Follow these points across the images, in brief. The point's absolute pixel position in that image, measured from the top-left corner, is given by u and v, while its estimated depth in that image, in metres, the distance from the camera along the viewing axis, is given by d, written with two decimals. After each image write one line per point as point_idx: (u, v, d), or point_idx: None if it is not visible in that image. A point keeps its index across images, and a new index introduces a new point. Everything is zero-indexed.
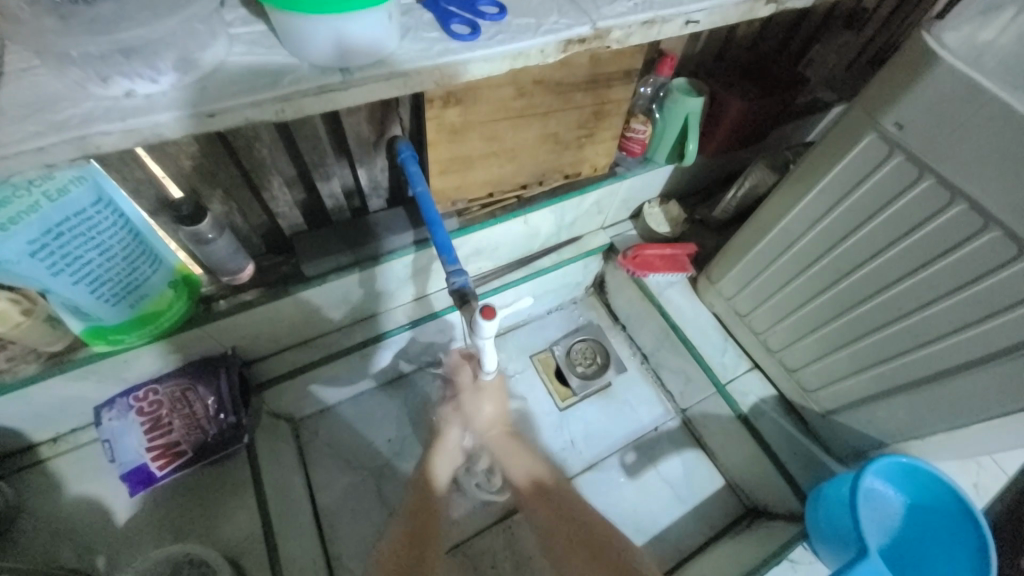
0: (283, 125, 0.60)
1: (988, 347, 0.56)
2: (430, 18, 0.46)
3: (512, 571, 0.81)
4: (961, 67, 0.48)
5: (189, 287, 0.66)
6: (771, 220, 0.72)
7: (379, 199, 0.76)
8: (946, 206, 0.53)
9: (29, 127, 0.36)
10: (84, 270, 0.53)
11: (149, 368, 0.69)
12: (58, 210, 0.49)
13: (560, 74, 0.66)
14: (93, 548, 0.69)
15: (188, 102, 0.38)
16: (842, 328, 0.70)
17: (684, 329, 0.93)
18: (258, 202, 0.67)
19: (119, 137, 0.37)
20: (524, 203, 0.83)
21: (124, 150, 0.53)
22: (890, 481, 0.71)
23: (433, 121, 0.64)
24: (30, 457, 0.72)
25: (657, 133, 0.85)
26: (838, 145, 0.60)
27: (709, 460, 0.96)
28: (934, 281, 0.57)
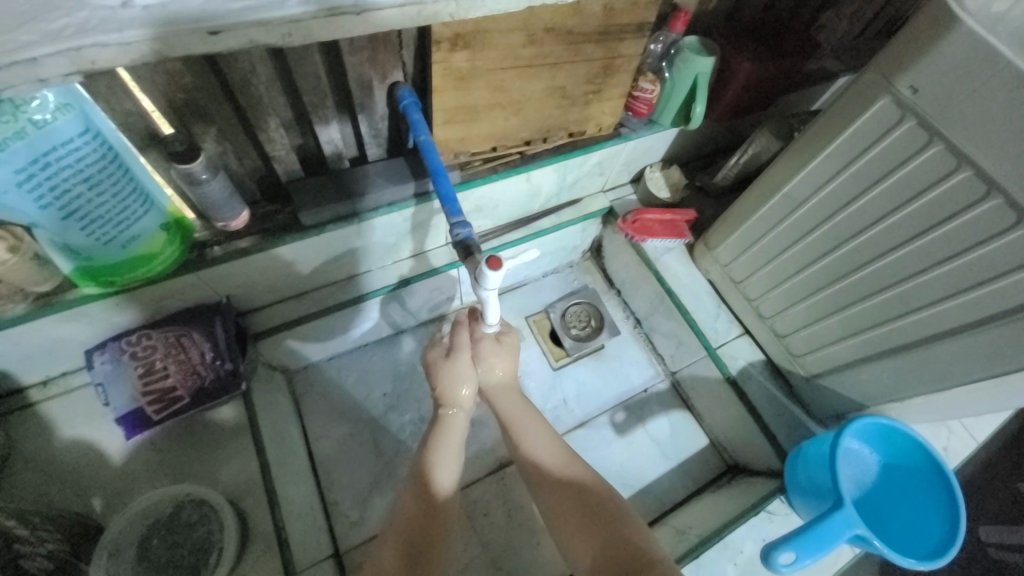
0: (282, 60, 0.56)
1: (975, 313, 0.58)
2: None
3: (504, 519, 0.84)
4: (983, 29, 0.47)
5: (182, 231, 0.64)
6: (775, 185, 0.72)
7: (379, 149, 0.74)
8: (952, 172, 0.53)
9: (22, 35, 0.34)
10: (73, 205, 0.51)
11: (142, 311, 0.67)
12: (43, 138, 0.46)
13: (572, 21, 0.64)
14: (90, 489, 0.69)
15: (189, 18, 0.36)
16: (836, 294, 0.71)
17: (679, 294, 0.94)
18: (253, 144, 0.64)
19: (116, 52, 0.36)
20: (526, 159, 0.82)
21: (110, 77, 0.50)
22: (867, 440, 0.74)
23: (440, 65, 0.62)
24: (20, 399, 0.70)
25: (665, 94, 0.83)
26: (851, 109, 0.60)
27: (695, 421, 1.00)
28: (932, 248, 0.58)
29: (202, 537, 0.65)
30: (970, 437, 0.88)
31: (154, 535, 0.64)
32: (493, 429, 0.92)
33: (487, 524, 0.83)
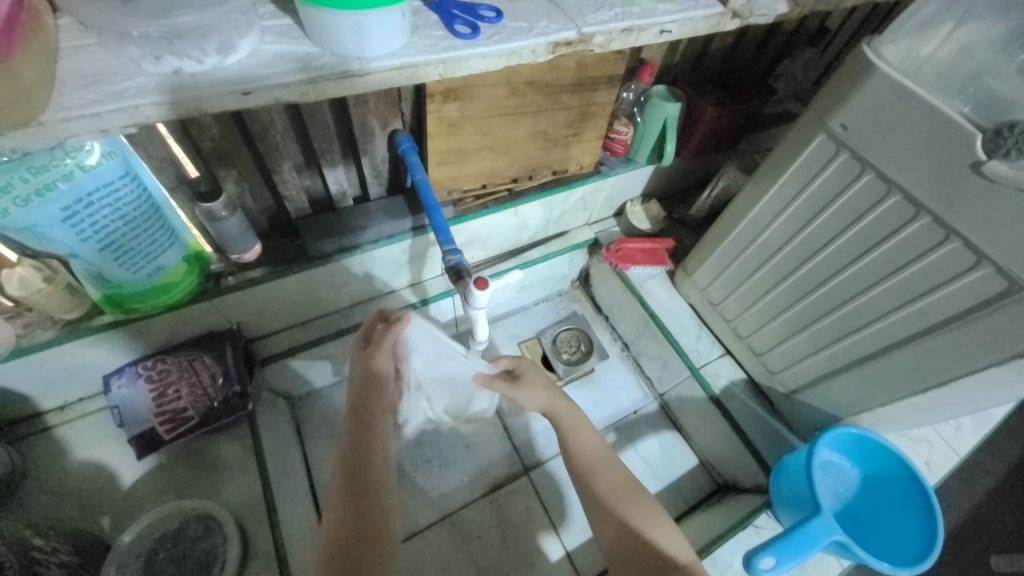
0: (296, 112, 0.65)
1: (923, 322, 0.63)
2: (435, 18, 0.52)
3: (498, 540, 0.85)
4: (893, 77, 0.56)
5: (200, 264, 0.70)
6: (739, 214, 0.80)
7: (379, 187, 0.82)
8: (884, 197, 0.61)
9: (90, 95, 0.41)
10: (110, 237, 0.58)
11: (160, 337, 0.72)
12: (89, 181, 0.53)
13: (549, 76, 0.73)
14: (96, 509, 0.72)
15: (225, 82, 0.44)
16: (801, 311, 0.77)
17: (661, 317, 1.00)
18: (267, 184, 0.72)
19: (165, 109, 0.43)
20: (514, 195, 0.90)
21: (150, 129, 0.58)
22: (846, 453, 0.78)
23: (434, 114, 0.70)
24: (36, 424, 0.74)
25: (638, 135, 0.92)
26: (797, 144, 0.68)
27: (684, 442, 1.02)
28: (877, 265, 0.64)
29: (205, 552, 0.68)
30: (952, 451, 0.92)
31: (161, 548, 0.67)
32: (487, 452, 0.94)
33: (481, 546, 0.84)
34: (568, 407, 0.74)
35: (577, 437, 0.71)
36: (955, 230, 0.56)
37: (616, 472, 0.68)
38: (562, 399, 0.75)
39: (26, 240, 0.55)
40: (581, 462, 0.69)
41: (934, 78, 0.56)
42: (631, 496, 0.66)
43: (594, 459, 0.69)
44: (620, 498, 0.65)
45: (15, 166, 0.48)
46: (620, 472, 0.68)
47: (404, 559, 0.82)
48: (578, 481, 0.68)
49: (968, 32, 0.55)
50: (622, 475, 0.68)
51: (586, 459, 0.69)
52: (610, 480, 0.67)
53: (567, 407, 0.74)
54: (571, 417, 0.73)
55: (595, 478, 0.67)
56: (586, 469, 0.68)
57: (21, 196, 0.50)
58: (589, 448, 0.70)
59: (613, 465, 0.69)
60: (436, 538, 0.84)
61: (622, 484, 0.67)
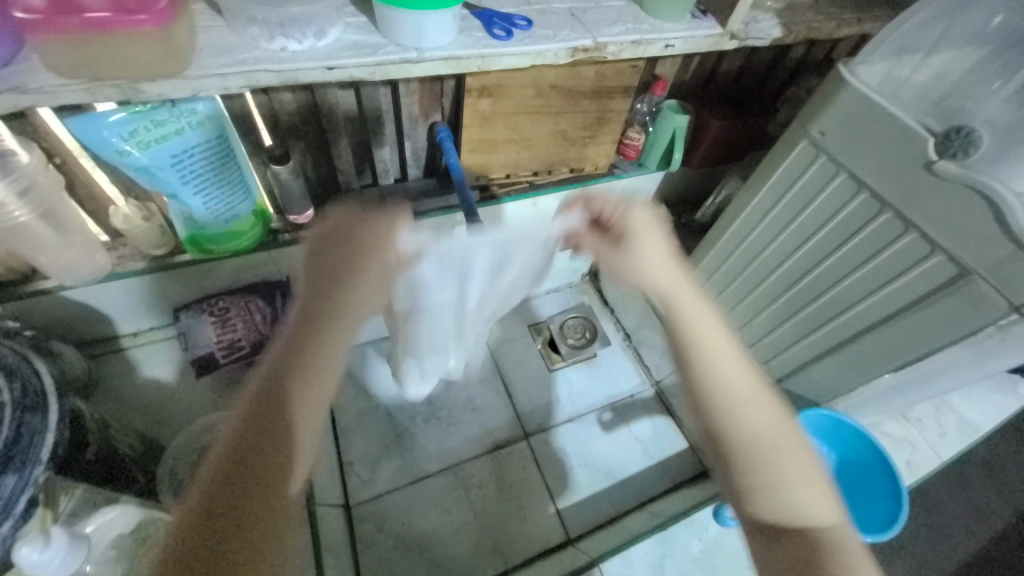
0: (357, 97, 0.78)
1: (889, 308, 0.70)
2: (479, 23, 0.65)
3: (495, 492, 0.94)
4: (862, 92, 0.65)
5: (264, 220, 0.83)
6: (735, 211, 0.88)
7: (417, 169, 0.94)
8: (855, 195, 0.69)
9: (217, 59, 0.54)
10: (201, 183, 0.72)
11: (223, 278, 0.85)
12: (194, 136, 0.67)
13: (570, 82, 0.85)
14: (155, 421, 0.84)
15: (317, 58, 0.56)
16: (785, 302, 0.85)
17: (662, 308, 1.09)
18: (326, 158, 0.85)
19: (273, 76, 0.55)
20: (534, 187, 1.01)
21: (242, 101, 0.72)
22: (825, 438, 0.85)
23: (469, 107, 0.83)
24: (113, 344, 0.88)
25: (649, 142, 1.03)
26: (784, 149, 0.77)
27: (677, 426, 1.07)
28: (849, 257, 0.73)
29: None
30: (933, 454, 0.97)
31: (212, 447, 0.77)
32: (492, 415, 1.03)
33: (480, 495, 0.93)
34: (704, 313, 0.56)
35: (723, 362, 0.52)
36: (913, 223, 0.64)
37: (785, 433, 0.50)
38: (688, 292, 0.57)
39: (139, 180, 0.69)
40: (727, 393, 0.51)
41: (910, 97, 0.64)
42: (787, 438, 0.50)
43: (743, 391, 0.51)
44: (768, 437, 0.50)
45: (142, 116, 0.62)
46: (773, 407, 0.51)
47: (409, 498, 0.91)
48: (721, 412, 0.51)
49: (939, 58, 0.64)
50: (772, 413, 0.51)
51: (738, 389, 0.51)
52: (762, 415, 0.50)
53: (711, 313, 0.56)
54: (712, 340, 0.53)
55: (745, 413, 0.50)
56: (735, 399, 0.51)
57: (144, 141, 0.64)
58: (738, 377, 0.52)
59: (763, 399, 0.51)
60: (439, 485, 0.93)
61: (775, 419, 0.50)
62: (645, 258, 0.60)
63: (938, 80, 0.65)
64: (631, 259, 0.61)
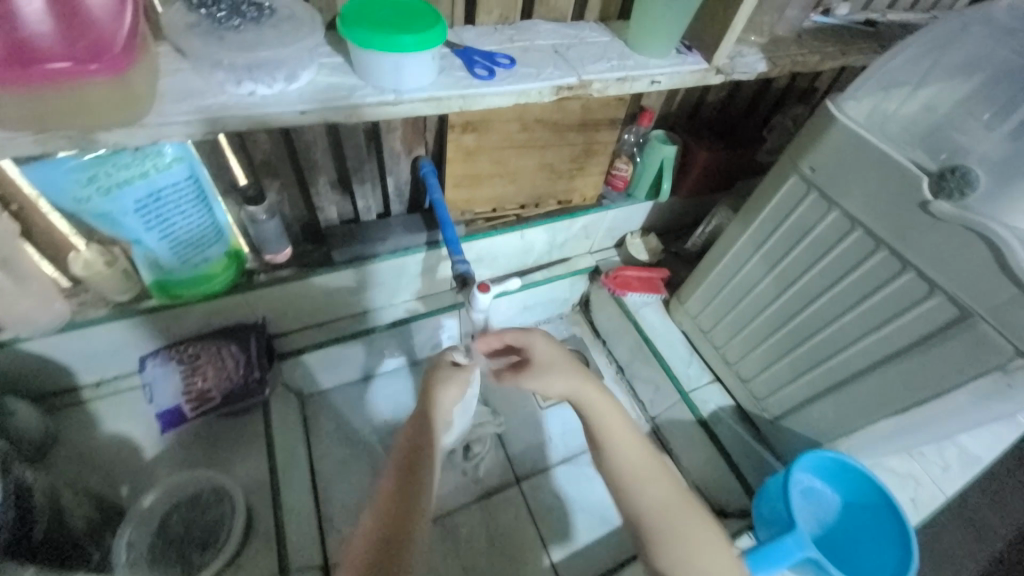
0: (336, 135, 0.76)
1: (889, 348, 0.68)
2: (459, 62, 0.63)
3: (485, 545, 0.88)
4: (851, 128, 0.64)
5: (238, 260, 0.79)
6: (726, 246, 0.86)
7: (400, 205, 0.91)
8: (848, 232, 0.68)
9: (181, 106, 0.51)
10: (169, 228, 0.68)
11: (193, 324, 0.81)
12: (160, 179, 0.64)
13: (556, 116, 0.84)
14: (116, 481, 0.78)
15: (288, 102, 0.54)
16: (781, 338, 0.82)
17: (654, 341, 1.06)
18: (304, 197, 0.82)
19: (240, 121, 0.53)
20: (521, 221, 0.99)
21: (213, 141, 0.69)
22: (825, 478, 0.80)
23: (453, 143, 0.81)
24: (73, 397, 0.82)
25: (637, 175, 1.02)
26: (774, 184, 0.76)
27: (674, 465, 1.02)
28: (845, 294, 0.70)
29: (218, 517, 0.75)
30: (939, 491, 0.95)
31: (175, 512, 0.73)
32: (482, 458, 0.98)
33: (469, 549, 0.88)
34: (613, 412, 0.67)
35: (619, 446, 0.64)
36: (910, 262, 0.62)
37: (690, 516, 0.60)
38: (588, 381, 0.68)
39: (100, 226, 0.65)
40: (625, 474, 0.63)
41: (899, 131, 0.63)
42: (677, 512, 0.61)
43: (634, 469, 0.63)
44: (667, 509, 0.61)
45: (104, 161, 0.58)
46: (666, 485, 0.62)
47: None
48: (622, 490, 0.63)
49: (929, 92, 0.63)
50: (665, 487, 0.62)
51: (631, 465, 0.63)
52: (654, 493, 0.61)
53: (602, 394, 0.68)
54: (609, 422, 0.66)
55: (640, 494, 0.61)
56: (630, 477, 0.62)
57: (105, 187, 0.60)
58: (630, 452, 0.64)
59: (656, 475, 0.63)
60: (426, 538, 0.88)
61: (672, 495, 0.61)
62: (552, 382, 0.69)
63: (926, 112, 0.62)
64: (538, 382, 0.70)
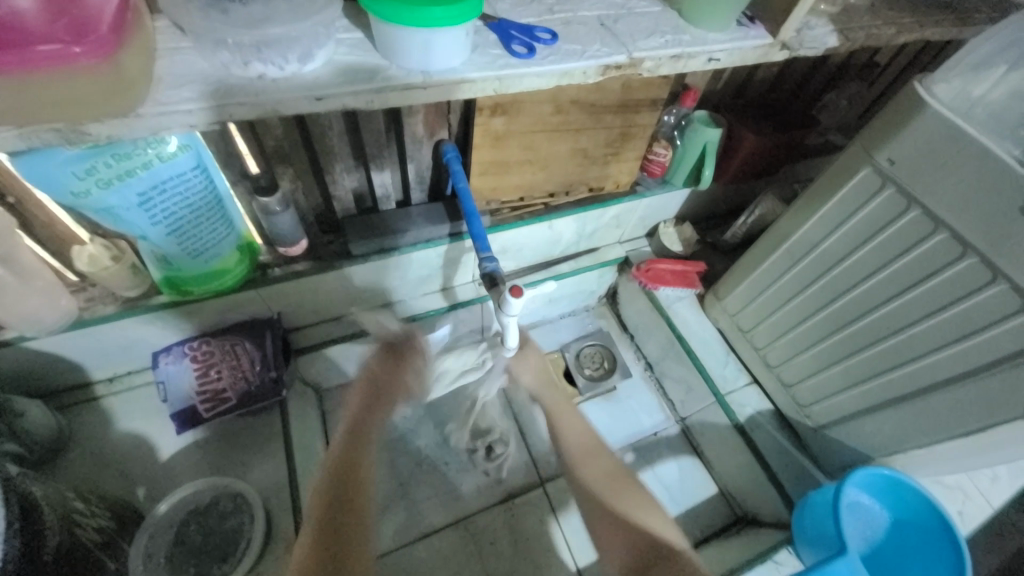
0: (353, 118, 0.69)
1: (967, 364, 0.61)
2: (494, 38, 0.55)
3: (509, 549, 0.86)
4: (943, 115, 0.56)
5: (251, 253, 0.75)
6: (775, 243, 0.79)
7: (422, 193, 0.85)
8: (929, 235, 0.60)
9: (182, 92, 0.46)
10: (176, 223, 0.62)
11: (206, 320, 0.77)
12: (164, 170, 0.58)
13: (594, 96, 0.75)
14: (135, 479, 0.77)
15: (302, 87, 0.47)
16: (834, 345, 0.76)
17: (688, 340, 0.99)
18: (319, 185, 0.76)
19: (248, 109, 0.46)
20: (550, 210, 0.92)
21: (221, 127, 0.63)
22: (876, 495, 0.75)
23: (481, 127, 0.73)
24: (87, 393, 0.80)
25: (677, 157, 0.93)
26: (839, 177, 0.68)
27: (704, 468, 1.00)
28: (918, 303, 0.63)
29: (234, 527, 0.73)
30: (987, 502, 0.88)
31: (193, 521, 0.72)
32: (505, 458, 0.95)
33: (493, 553, 0.85)
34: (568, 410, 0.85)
35: (571, 427, 0.82)
36: (1005, 273, 0.54)
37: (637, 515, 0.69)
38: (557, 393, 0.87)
39: (103, 220, 0.60)
40: (573, 450, 0.79)
41: (986, 118, 0.55)
42: (621, 485, 0.74)
43: (585, 446, 0.79)
44: (614, 485, 0.74)
45: (102, 151, 0.53)
46: (609, 461, 0.78)
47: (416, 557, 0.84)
48: (573, 465, 0.78)
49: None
50: (605, 464, 0.77)
51: (580, 446, 0.79)
52: (596, 468, 0.76)
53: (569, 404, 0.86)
54: (564, 411, 0.85)
55: (584, 466, 0.77)
56: (579, 455, 0.78)
57: (105, 179, 0.55)
58: (583, 436, 0.81)
59: (603, 455, 0.78)
60: (449, 540, 0.86)
61: (638, 500, 0.71)
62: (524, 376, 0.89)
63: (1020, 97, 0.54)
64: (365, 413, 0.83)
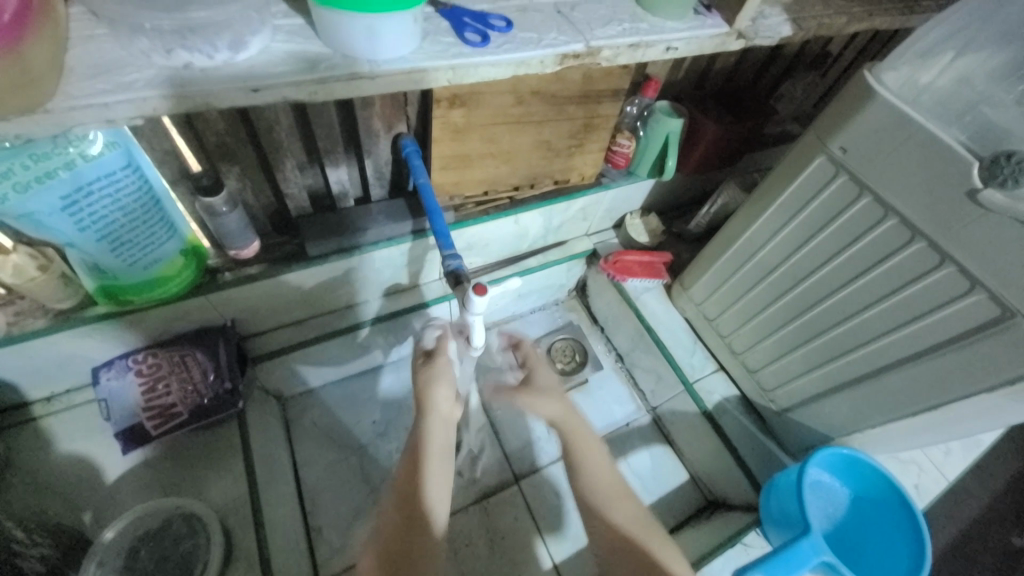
0: (302, 112, 0.65)
1: (917, 345, 0.64)
2: (446, 26, 0.53)
3: (485, 549, 0.85)
4: (892, 103, 0.57)
5: (197, 258, 0.70)
6: (737, 232, 0.80)
7: (381, 189, 0.81)
8: (880, 221, 0.61)
9: (98, 85, 0.42)
10: (108, 228, 0.57)
11: (150, 331, 0.72)
12: (91, 171, 0.53)
13: (555, 87, 0.73)
14: (80, 504, 0.72)
15: (236, 78, 0.44)
16: (795, 330, 0.78)
17: (656, 330, 1.00)
18: (269, 183, 0.72)
19: (175, 102, 0.43)
20: (515, 204, 0.90)
21: (154, 122, 0.58)
22: (836, 473, 0.78)
23: (439, 120, 0.71)
24: (20, 414, 0.74)
25: (641, 148, 0.93)
26: (796, 165, 0.69)
27: (675, 455, 1.02)
28: (871, 287, 0.65)
29: (190, 550, 0.69)
30: (941, 475, 0.92)
31: (144, 545, 0.67)
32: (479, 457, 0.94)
33: (468, 554, 0.84)
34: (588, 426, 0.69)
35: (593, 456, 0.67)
36: (950, 256, 0.56)
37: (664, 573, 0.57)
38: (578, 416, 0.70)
39: (22, 228, 0.55)
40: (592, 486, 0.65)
41: (933, 105, 0.57)
42: (646, 532, 0.61)
43: (606, 484, 0.64)
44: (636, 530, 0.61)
45: (17, 152, 0.48)
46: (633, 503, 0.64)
47: None
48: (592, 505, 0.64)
49: (972, 61, 0.55)
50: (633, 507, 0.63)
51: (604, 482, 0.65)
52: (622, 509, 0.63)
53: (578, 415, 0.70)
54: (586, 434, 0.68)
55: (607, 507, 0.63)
56: (600, 494, 0.64)
57: (20, 182, 0.49)
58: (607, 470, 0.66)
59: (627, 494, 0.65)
60: None
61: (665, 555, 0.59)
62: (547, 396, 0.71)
63: (966, 83, 0.55)
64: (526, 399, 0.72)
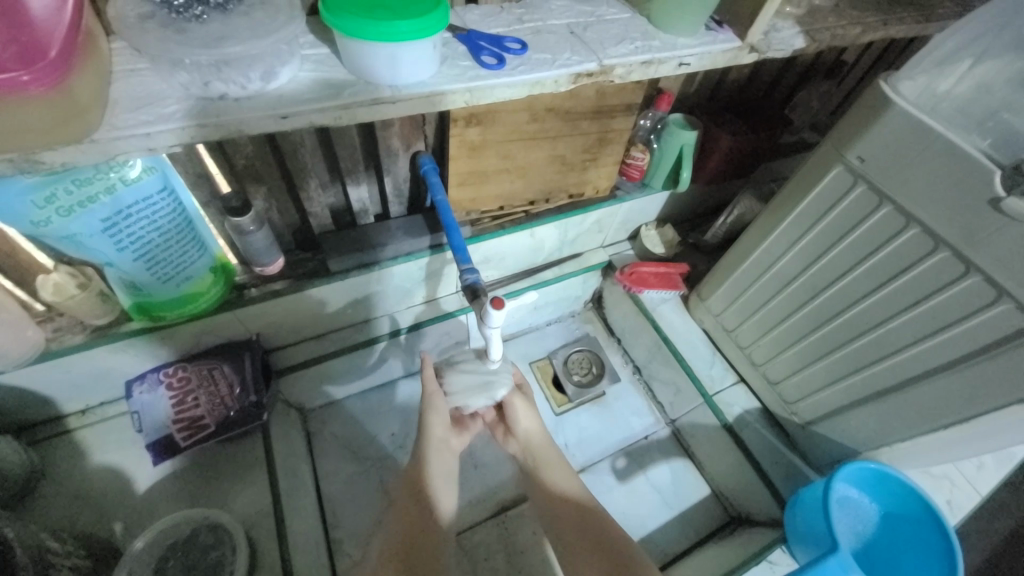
0: (325, 134, 0.68)
1: (944, 356, 0.62)
2: (464, 49, 0.55)
3: (504, 563, 0.84)
4: (909, 112, 0.57)
5: (225, 274, 0.73)
6: (754, 242, 0.80)
7: (400, 206, 0.83)
8: (902, 229, 0.61)
9: (140, 116, 0.45)
10: (143, 248, 0.60)
11: (180, 346, 0.75)
12: (129, 194, 0.56)
13: (569, 103, 0.75)
14: (112, 514, 0.75)
15: (265, 106, 0.46)
16: (817, 342, 0.76)
17: (674, 341, 0.99)
18: (294, 202, 0.74)
19: (209, 130, 0.46)
20: (531, 217, 0.91)
21: (188, 147, 0.61)
22: (864, 489, 0.76)
23: (456, 138, 0.73)
24: (58, 426, 0.77)
25: (655, 161, 0.93)
26: (813, 175, 0.68)
27: (696, 470, 1.00)
28: (894, 297, 0.64)
29: (216, 560, 0.70)
30: (975, 490, 0.89)
31: (171, 556, 0.69)
32: (497, 470, 0.94)
33: (487, 568, 0.84)
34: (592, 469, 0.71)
35: None
36: (976, 265, 0.55)
37: None
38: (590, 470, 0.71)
39: (65, 248, 0.58)
40: None
41: (953, 112, 0.56)
42: None
43: None
44: None
45: (61, 178, 0.51)
46: None
47: None
48: None
49: (989, 69, 0.54)
50: None
51: None
52: None
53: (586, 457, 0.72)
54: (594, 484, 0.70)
55: None
56: None
57: (65, 207, 0.52)
58: None
59: None
60: None
61: None
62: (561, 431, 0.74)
63: (983, 91, 0.54)
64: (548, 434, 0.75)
